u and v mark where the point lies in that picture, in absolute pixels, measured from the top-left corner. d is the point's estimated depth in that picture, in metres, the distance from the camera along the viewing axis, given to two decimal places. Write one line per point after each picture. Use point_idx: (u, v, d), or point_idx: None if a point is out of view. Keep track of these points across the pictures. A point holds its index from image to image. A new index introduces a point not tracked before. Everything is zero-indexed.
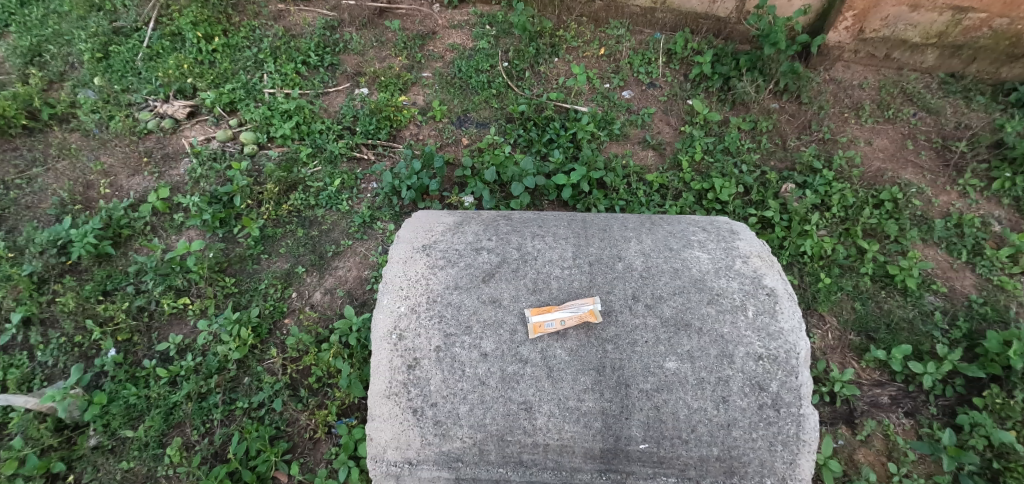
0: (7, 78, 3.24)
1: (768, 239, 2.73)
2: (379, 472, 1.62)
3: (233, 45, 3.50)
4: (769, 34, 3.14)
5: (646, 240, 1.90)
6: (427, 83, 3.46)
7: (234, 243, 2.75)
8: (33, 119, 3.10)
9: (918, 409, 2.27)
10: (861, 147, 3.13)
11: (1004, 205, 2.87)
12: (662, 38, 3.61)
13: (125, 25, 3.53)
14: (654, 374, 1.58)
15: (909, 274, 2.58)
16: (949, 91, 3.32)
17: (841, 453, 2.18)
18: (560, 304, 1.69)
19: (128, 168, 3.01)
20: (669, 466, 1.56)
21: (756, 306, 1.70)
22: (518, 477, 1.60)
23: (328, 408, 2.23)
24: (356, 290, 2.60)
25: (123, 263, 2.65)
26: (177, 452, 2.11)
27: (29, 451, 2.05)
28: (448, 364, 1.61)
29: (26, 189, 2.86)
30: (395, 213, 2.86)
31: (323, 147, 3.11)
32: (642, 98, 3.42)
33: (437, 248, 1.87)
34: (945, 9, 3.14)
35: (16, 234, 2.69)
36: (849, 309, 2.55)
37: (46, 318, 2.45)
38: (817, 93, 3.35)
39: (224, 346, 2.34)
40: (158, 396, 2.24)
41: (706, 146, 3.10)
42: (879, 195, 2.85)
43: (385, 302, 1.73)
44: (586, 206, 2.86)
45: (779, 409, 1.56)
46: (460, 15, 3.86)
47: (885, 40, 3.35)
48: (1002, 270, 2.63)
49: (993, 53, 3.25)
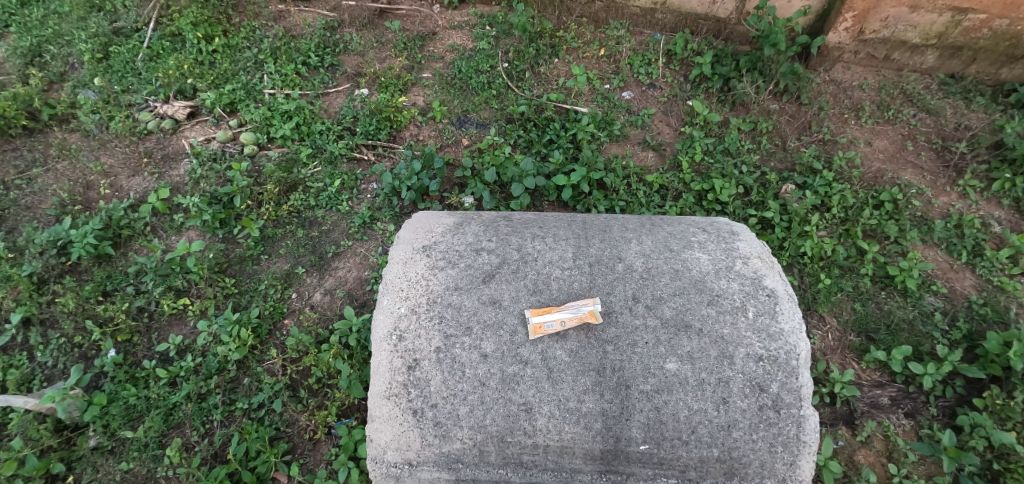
0: (7, 79, 3.24)
1: (768, 240, 2.73)
2: (379, 473, 1.62)
3: (234, 46, 3.51)
4: (769, 35, 3.15)
5: (646, 241, 1.90)
6: (427, 83, 3.46)
7: (234, 243, 2.75)
8: (33, 120, 3.10)
9: (918, 409, 2.27)
10: (861, 147, 3.13)
11: (1004, 205, 2.87)
12: (662, 39, 3.61)
13: (125, 26, 3.53)
14: (655, 375, 1.58)
15: (909, 275, 2.58)
16: (949, 92, 3.32)
17: (842, 454, 2.18)
18: (560, 305, 1.69)
19: (128, 168, 3.01)
20: (669, 467, 1.56)
21: (757, 307, 1.70)
22: (518, 477, 1.60)
23: (328, 409, 2.22)
24: (356, 290, 2.60)
25: (123, 263, 2.65)
26: (177, 453, 2.11)
27: (29, 452, 2.05)
28: (448, 365, 1.61)
29: (26, 190, 2.86)
30: (395, 213, 2.86)
31: (323, 148, 3.11)
32: (642, 99, 3.42)
33: (437, 249, 1.87)
34: (944, 10, 3.14)
35: (16, 235, 2.69)
36: (849, 310, 2.55)
37: (46, 319, 2.45)
38: (817, 93, 3.35)
39: (224, 347, 2.34)
40: (158, 397, 2.24)
41: (706, 147, 3.10)
42: (879, 196, 2.85)
43: (385, 303, 1.73)
44: (586, 206, 2.86)
45: (779, 410, 1.56)
46: (461, 16, 3.86)
47: (885, 41, 3.35)
48: (1002, 271, 2.63)
49: (993, 54, 3.25)
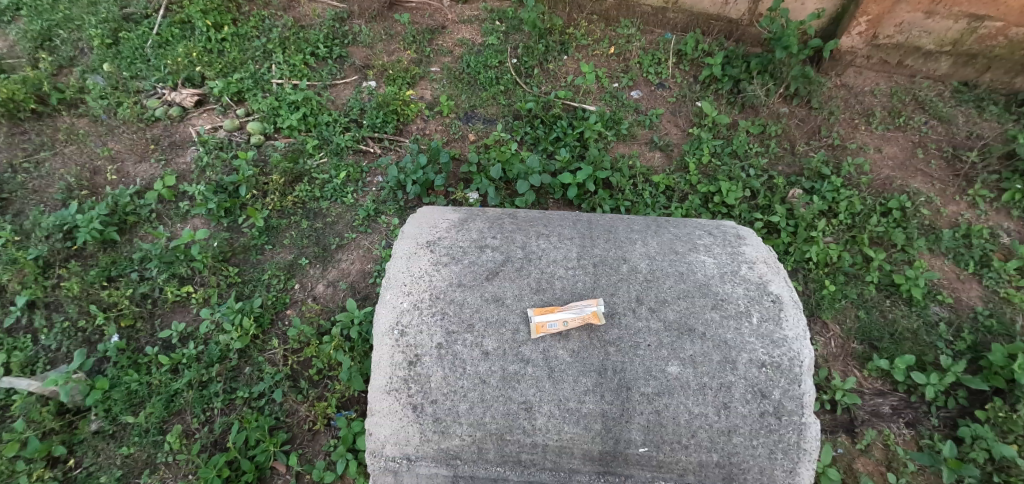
0: (17, 62, 3.25)
1: (774, 244, 2.72)
2: (378, 466, 1.63)
3: (242, 35, 3.51)
4: (781, 38, 3.13)
5: (651, 243, 1.89)
6: (435, 77, 3.45)
7: (238, 233, 2.76)
8: (42, 104, 3.11)
9: (918, 420, 2.25)
10: (871, 154, 3.11)
11: (1013, 217, 2.84)
12: (673, 39, 3.58)
13: (135, 12, 3.55)
14: (656, 378, 1.57)
15: (915, 284, 2.56)
16: (961, 100, 3.29)
17: (841, 461, 2.17)
18: (563, 305, 1.68)
19: (135, 154, 3.01)
20: (668, 470, 1.56)
21: (761, 313, 1.68)
22: (516, 476, 1.61)
23: (328, 401, 2.23)
24: (359, 283, 2.60)
25: (127, 249, 2.66)
26: (177, 440, 2.12)
27: (30, 434, 2.06)
28: (449, 361, 1.61)
29: (33, 174, 2.87)
30: (399, 207, 2.86)
31: (329, 139, 3.10)
32: (651, 98, 3.39)
33: (441, 244, 1.86)
34: (960, 17, 3.11)
35: (22, 218, 2.70)
36: (853, 317, 2.54)
37: (51, 302, 2.46)
38: (828, 97, 3.32)
39: (226, 336, 2.34)
40: (160, 384, 2.26)
41: (714, 149, 3.09)
42: (886, 204, 2.83)
43: (388, 297, 1.73)
44: (591, 205, 2.84)
45: (780, 417, 1.55)
46: (470, 10, 3.85)
47: (898, 47, 3.32)
48: (1010, 282, 2.60)
49: (1008, 63, 3.22)
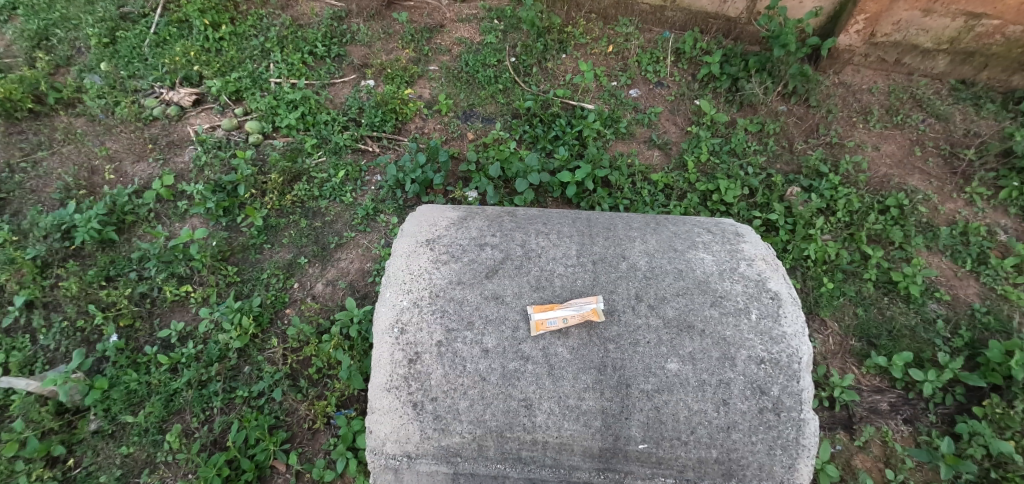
0: (14, 62, 3.24)
1: (772, 242, 2.72)
2: (378, 464, 1.63)
3: (239, 34, 3.50)
4: (780, 36, 3.13)
5: (650, 241, 1.90)
6: (433, 76, 3.45)
7: (237, 232, 2.75)
8: (40, 103, 3.11)
9: (917, 416, 2.26)
10: (869, 152, 3.12)
11: (1010, 214, 2.85)
12: (671, 37, 3.59)
13: (132, 11, 3.55)
14: (656, 375, 1.58)
15: (913, 281, 2.57)
16: (959, 98, 3.29)
17: (839, 458, 2.18)
18: (563, 303, 1.69)
19: (133, 154, 3.01)
20: (668, 466, 1.57)
21: (760, 309, 1.69)
22: (517, 473, 1.61)
23: (327, 399, 2.23)
24: (358, 282, 2.60)
25: (126, 248, 2.66)
26: (177, 438, 2.11)
27: (29, 434, 2.06)
28: (449, 359, 1.61)
29: (31, 173, 2.86)
30: (398, 206, 2.86)
31: (328, 138, 3.10)
32: (649, 97, 3.40)
33: (440, 242, 1.87)
34: (957, 15, 3.12)
35: (19, 219, 2.70)
36: (851, 314, 2.54)
37: (49, 302, 2.46)
38: (826, 96, 3.33)
39: (225, 335, 2.34)
40: (159, 383, 2.25)
41: (713, 147, 3.10)
42: (884, 202, 2.84)
43: (388, 295, 1.74)
44: (590, 204, 2.84)
45: (779, 413, 1.55)
46: (468, 9, 3.84)
47: (896, 45, 3.33)
48: (1006, 279, 2.60)
49: (1005, 61, 3.23)
